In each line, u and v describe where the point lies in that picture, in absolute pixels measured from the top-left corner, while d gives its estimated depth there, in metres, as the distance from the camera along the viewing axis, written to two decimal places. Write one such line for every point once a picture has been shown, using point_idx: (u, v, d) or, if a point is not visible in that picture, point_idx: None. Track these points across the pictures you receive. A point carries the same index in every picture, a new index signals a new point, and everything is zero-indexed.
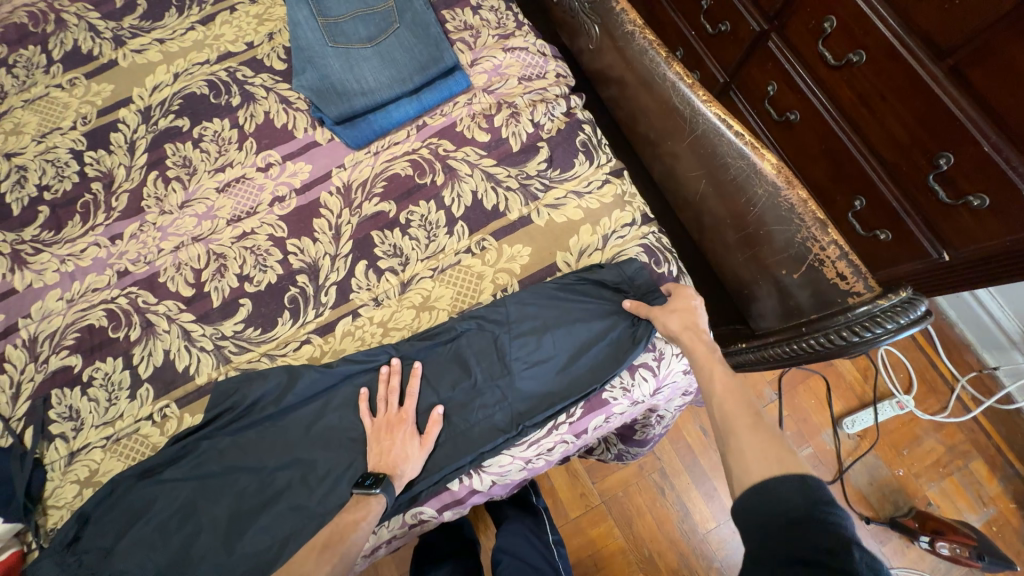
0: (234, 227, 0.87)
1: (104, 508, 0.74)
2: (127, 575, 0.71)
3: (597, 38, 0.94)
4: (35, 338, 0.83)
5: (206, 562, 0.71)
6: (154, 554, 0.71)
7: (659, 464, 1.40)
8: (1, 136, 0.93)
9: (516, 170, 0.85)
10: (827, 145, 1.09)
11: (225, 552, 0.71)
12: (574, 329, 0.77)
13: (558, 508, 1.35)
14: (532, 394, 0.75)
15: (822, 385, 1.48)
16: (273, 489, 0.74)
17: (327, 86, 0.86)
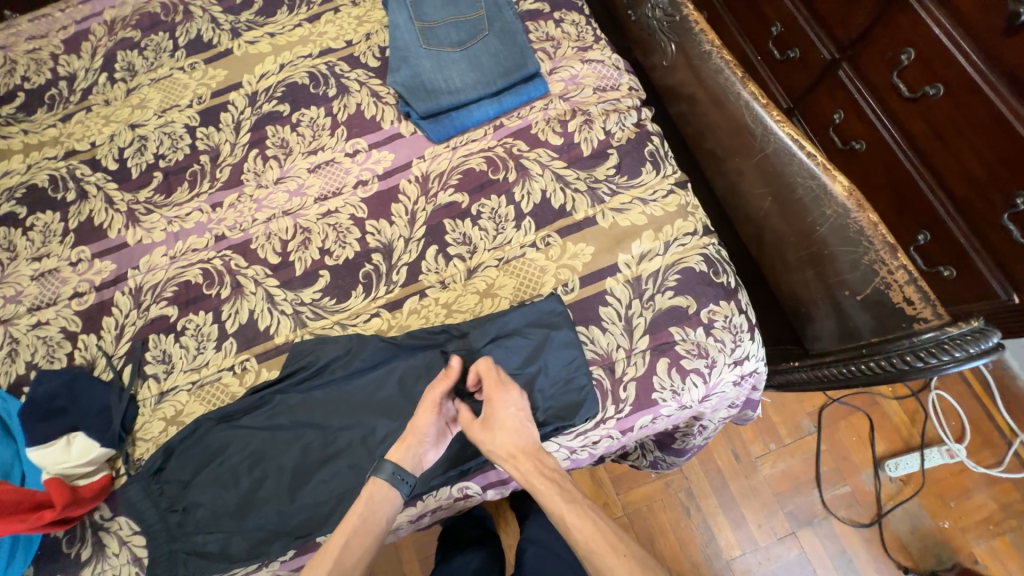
0: (320, 205, 0.95)
1: (186, 445, 0.81)
2: (201, 508, 0.78)
3: (672, 55, 0.98)
4: (140, 287, 0.93)
5: (270, 506, 0.77)
6: (226, 492, 0.78)
7: (687, 483, 1.39)
8: (130, 109, 1.05)
9: (586, 174, 0.89)
10: (892, 176, 1.08)
11: (288, 500, 0.78)
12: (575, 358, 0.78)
13: None
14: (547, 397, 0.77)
15: (865, 423, 1.43)
16: (336, 447, 0.79)
17: (418, 83, 0.94)
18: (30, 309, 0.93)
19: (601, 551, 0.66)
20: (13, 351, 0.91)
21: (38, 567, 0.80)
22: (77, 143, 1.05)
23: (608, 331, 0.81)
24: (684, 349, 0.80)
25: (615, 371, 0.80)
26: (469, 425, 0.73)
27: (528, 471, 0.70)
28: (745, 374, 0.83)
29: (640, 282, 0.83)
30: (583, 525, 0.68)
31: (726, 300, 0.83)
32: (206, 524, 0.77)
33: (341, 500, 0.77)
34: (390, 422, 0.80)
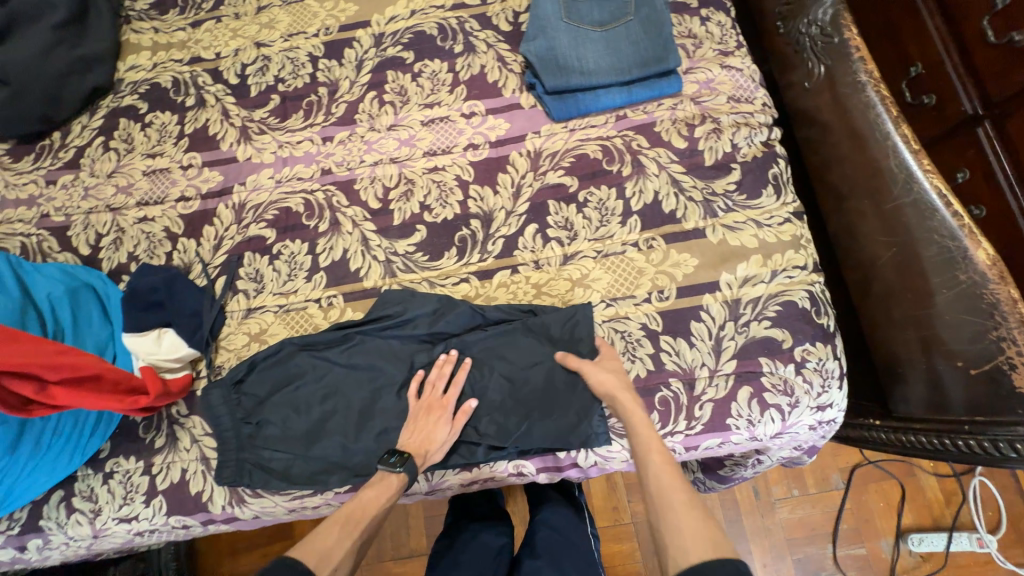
0: (428, 159, 0.95)
1: (268, 363, 0.83)
2: (269, 426, 0.81)
3: (817, 78, 0.93)
4: (243, 204, 0.95)
5: (336, 438, 0.80)
6: (296, 416, 0.81)
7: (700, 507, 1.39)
8: (258, 28, 1.06)
9: (704, 184, 0.87)
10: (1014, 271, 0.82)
11: (353, 437, 0.80)
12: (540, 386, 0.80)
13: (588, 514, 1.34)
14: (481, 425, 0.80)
15: (895, 490, 1.39)
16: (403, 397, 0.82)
17: (552, 57, 0.91)
18: (138, 203, 0.97)
19: (671, 488, 0.63)
20: (117, 239, 0.95)
21: (114, 444, 0.85)
22: (203, 51, 1.07)
23: (695, 347, 0.80)
24: (769, 382, 0.78)
25: (693, 388, 0.79)
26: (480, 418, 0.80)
27: (624, 400, 0.73)
28: (823, 421, 0.81)
29: (738, 305, 0.81)
30: (657, 455, 0.67)
31: (822, 342, 0.80)
32: (273, 441, 0.80)
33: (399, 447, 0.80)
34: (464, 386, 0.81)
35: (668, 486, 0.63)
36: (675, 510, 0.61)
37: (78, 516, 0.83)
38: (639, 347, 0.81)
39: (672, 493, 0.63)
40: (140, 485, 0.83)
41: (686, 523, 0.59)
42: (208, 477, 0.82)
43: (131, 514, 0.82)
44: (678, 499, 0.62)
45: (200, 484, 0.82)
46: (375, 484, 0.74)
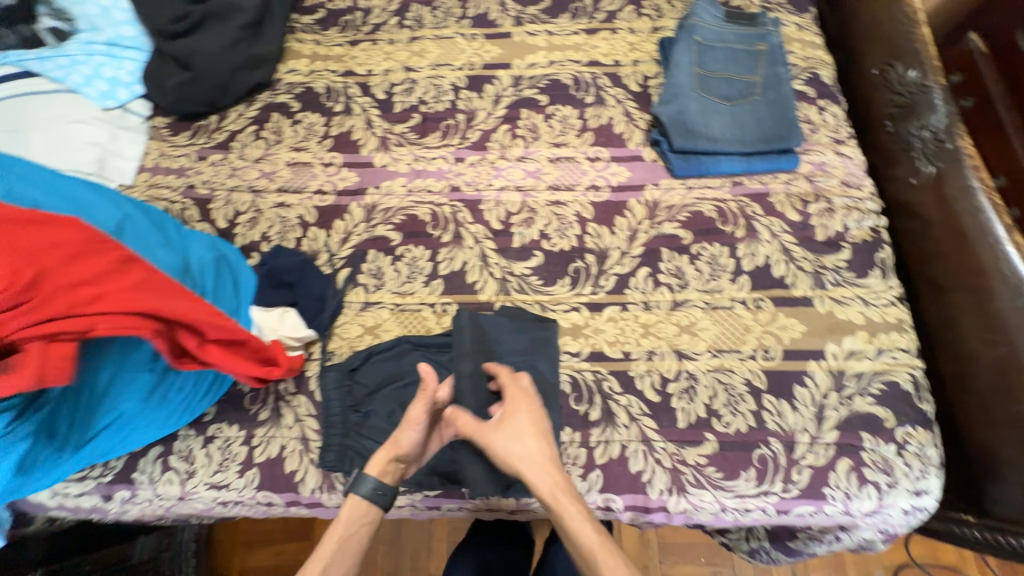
0: (551, 193, 1.02)
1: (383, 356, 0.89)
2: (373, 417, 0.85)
3: (925, 177, 0.99)
4: (374, 206, 1.03)
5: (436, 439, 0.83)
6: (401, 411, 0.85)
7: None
8: (409, 54, 1.18)
9: (815, 257, 0.92)
10: None
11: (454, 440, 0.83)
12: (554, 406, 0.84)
13: None
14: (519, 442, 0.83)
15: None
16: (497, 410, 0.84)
17: (682, 120, 1.00)
18: (278, 189, 1.05)
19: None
20: (254, 219, 1.02)
21: (219, 410, 0.86)
22: (357, 67, 1.19)
23: (798, 411, 0.82)
24: (870, 459, 0.79)
25: (793, 451, 0.80)
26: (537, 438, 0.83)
27: (543, 484, 0.67)
28: (919, 507, 0.80)
29: (843, 377, 0.83)
30: (600, 552, 0.64)
31: (924, 428, 0.81)
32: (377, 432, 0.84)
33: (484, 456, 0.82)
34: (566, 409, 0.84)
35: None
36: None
37: (172, 475, 0.83)
38: (741, 402, 0.83)
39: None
40: (238, 454, 0.84)
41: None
42: (304, 458, 0.84)
43: (223, 481, 0.83)
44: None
45: (295, 464, 0.84)
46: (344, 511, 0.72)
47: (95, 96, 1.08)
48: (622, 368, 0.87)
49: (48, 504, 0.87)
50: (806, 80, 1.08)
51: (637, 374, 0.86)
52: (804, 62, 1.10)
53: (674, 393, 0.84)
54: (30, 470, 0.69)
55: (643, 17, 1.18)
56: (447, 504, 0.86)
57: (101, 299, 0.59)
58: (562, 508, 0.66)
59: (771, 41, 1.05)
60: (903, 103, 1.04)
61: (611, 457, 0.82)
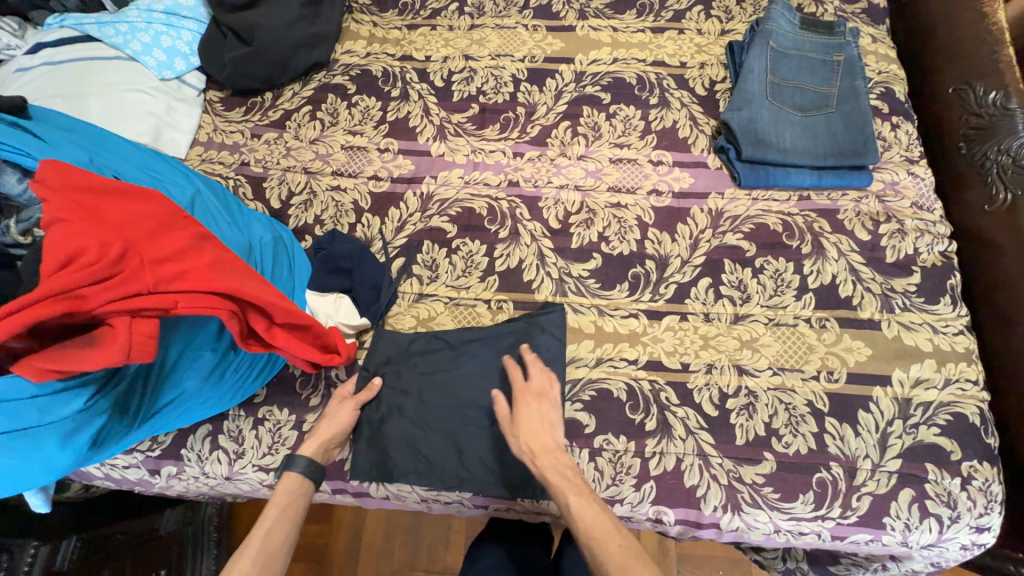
0: (612, 194, 1.00)
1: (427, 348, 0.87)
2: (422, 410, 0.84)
3: (999, 203, 0.95)
4: (430, 196, 1.01)
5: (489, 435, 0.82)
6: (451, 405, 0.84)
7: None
8: (469, 42, 1.16)
9: (883, 279, 0.89)
10: None
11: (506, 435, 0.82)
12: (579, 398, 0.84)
13: None
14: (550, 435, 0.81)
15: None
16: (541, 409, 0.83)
17: (752, 128, 0.98)
18: (333, 173, 1.04)
19: (619, 551, 0.65)
20: (308, 201, 1.01)
21: (269, 393, 0.86)
22: (415, 52, 1.16)
23: (860, 436, 0.80)
24: (932, 491, 0.78)
25: (853, 477, 0.79)
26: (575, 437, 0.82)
27: (548, 472, 0.73)
28: (977, 543, 0.78)
29: (909, 406, 0.82)
30: (591, 520, 0.68)
31: (990, 463, 0.79)
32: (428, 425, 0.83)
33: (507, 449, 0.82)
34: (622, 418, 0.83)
35: (607, 548, 0.66)
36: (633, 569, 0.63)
37: (220, 455, 0.83)
38: (802, 423, 0.81)
39: (613, 553, 0.65)
40: (287, 439, 0.83)
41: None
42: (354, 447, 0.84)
43: (271, 464, 0.83)
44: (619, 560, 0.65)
45: (345, 453, 0.84)
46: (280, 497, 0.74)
47: (153, 66, 1.06)
48: (680, 379, 0.85)
49: (96, 473, 0.87)
50: (880, 94, 1.05)
51: (695, 387, 0.84)
52: (878, 76, 1.07)
53: (733, 408, 0.83)
54: (100, 445, 0.67)
55: (712, 18, 1.14)
56: (495, 505, 0.84)
57: (183, 276, 0.58)
58: (561, 487, 0.71)
59: (849, 52, 1.01)
60: (982, 125, 1.01)
61: (665, 469, 0.80)
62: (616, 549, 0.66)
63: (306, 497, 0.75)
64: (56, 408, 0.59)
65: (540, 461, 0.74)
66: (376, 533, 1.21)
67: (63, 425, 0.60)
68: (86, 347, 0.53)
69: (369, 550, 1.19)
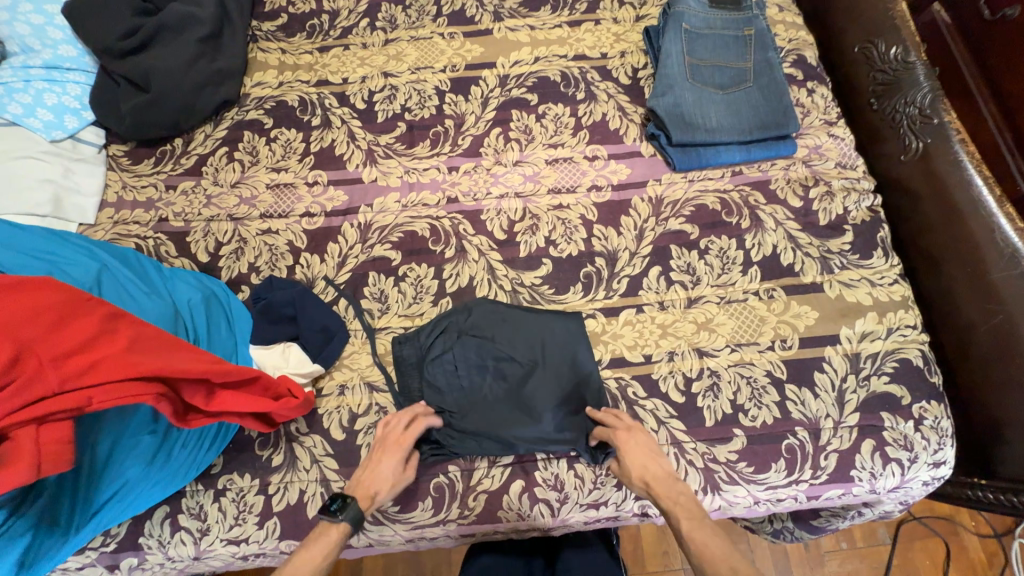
0: (553, 197, 0.99)
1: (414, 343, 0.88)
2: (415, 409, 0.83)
3: (913, 153, 1.00)
4: (369, 225, 0.97)
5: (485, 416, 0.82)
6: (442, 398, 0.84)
7: (749, 555, 1.19)
8: (386, 58, 1.12)
9: (820, 242, 0.93)
10: None
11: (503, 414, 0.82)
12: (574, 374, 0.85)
13: (634, 556, 1.18)
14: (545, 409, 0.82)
15: (941, 548, 1.20)
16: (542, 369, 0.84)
17: (678, 113, 0.99)
18: (262, 215, 0.98)
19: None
20: (239, 249, 0.95)
21: (226, 460, 0.80)
22: (331, 75, 1.11)
23: (819, 397, 0.83)
24: (891, 437, 0.82)
25: (819, 438, 0.82)
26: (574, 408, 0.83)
27: (660, 499, 0.71)
28: (937, 477, 0.83)
29: (859, 359, 0.85)
30: (708, 550, 0.64)
31: (937, 401, 0.84)
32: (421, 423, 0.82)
33: (534, 413, 0.81)
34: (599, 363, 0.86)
35: (710, 546, 0.64)
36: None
37: (183, 536, 0.77)
38: (765, 394, 0.84)
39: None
40: (255, 505, 0.78)
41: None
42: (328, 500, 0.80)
43: (241, 536, 0.77)
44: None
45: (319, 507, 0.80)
46: (314, 539, 0.69)
47: (39, 127, 0.97)
48: (645, 371, 0.86)
49: None
50: (793, 62, 1.08)
51: (660, 376, 0.85)
52: (788, 44, 1.10)
53: (699, 391, 0.84)
54: (32, 564, 0.64)
55: (625, 5, 1.15)
56: (483, 530, 0.81)
57: (94, 367, 0.53)
58: (676, 511, 0.69)
59: (757, 25, 1.03)
60: (888, 81, 1.05)
61: None
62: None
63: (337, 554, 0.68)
64: None
65: (654, 490, 0.72)
66: (375, 569, 1.16)
67: None
68: None
69: None
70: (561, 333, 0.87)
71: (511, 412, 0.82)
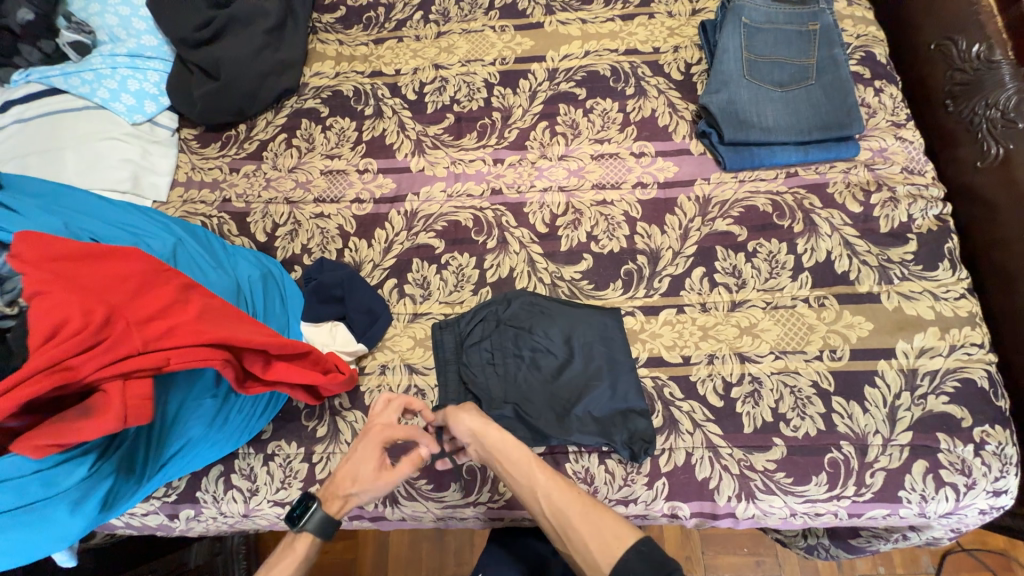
0: (597, 192, 0.98)
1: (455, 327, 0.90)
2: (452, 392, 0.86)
3: (992, 160, 0.93)
4: (415, 213, 1.00)
5: (518, 404, 0.83)
6: (478, 383, 0.86)
7: (779, 570, 1.16)
8: (437, 51, 1.14)
9: (879, 250, 0.88)
10: None
11: (536, 404, 0.83)
12: (610, 369, 0.85)
13: None
14: (579, 402, 0.83)
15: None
16: (577, 363, 0.85)
17: (732, 110, 0.96)
18: (316, 200, 1.03)
19: (592, 511, 0.63)
20: (293, 231, 1.00)
21: (276, 427, 0.85)
22: (384, 66, 1.14)
23: (869, 412, 0.80)
24: (946, 460, 0.77)
25: (865, 454, 0.78)
26: (607, 402, 0.83)
27: (499, 446, 0.71)
28: (996, 507, 0.78)
29: (915, 375, 0.81)
30: (547, 480, 0.67)
31: (1002, 426, 0.78)
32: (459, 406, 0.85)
33: (567, 405, 0.83)
34: (637, 361, 0.86)
35: (549, 490, 0.66)
36: (598, 521, 0.62)
37: (235, 494, 0.82)
38: (809, 404, 0.81)
39: (574, 509, 0.64)
40: (299, 472, 0.83)
41: (610, 529, 0.61)
42: None
43: (286, 499, 0.82)
44: (579, 514, 0.63)
45: None
46: (284, 552, 0.67)
47: (123, 111, 1.06)
48: (682, 373, 0.85)
49: (116, 524, 0.87)
50: (860, 59, 1.02)
51: (698, 379, 0.84)
52: (856, 40, 1.04)
53: (738, 397, 0.82)
54: (112, 505, 0.70)
55: None
56: (511, 515, 0.83)
57: (170, 332, 0.58)
58: (512, 457, 0.69)
59: (823, 20, 0.98)
60: (967, 80, 0.98)
61: (676, 464, 0.80)
62: (576, 505, 0.64)
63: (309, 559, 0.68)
64: (60, 479, 0.62)
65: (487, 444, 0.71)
66: (402, 546, 1.20)
67: (69, 493, 0.63)
68: (82, 418, 0.53)
69: (396, 563, 1.19)
70: (599, 327, 0.87)
71: (544, 403, 0.83)
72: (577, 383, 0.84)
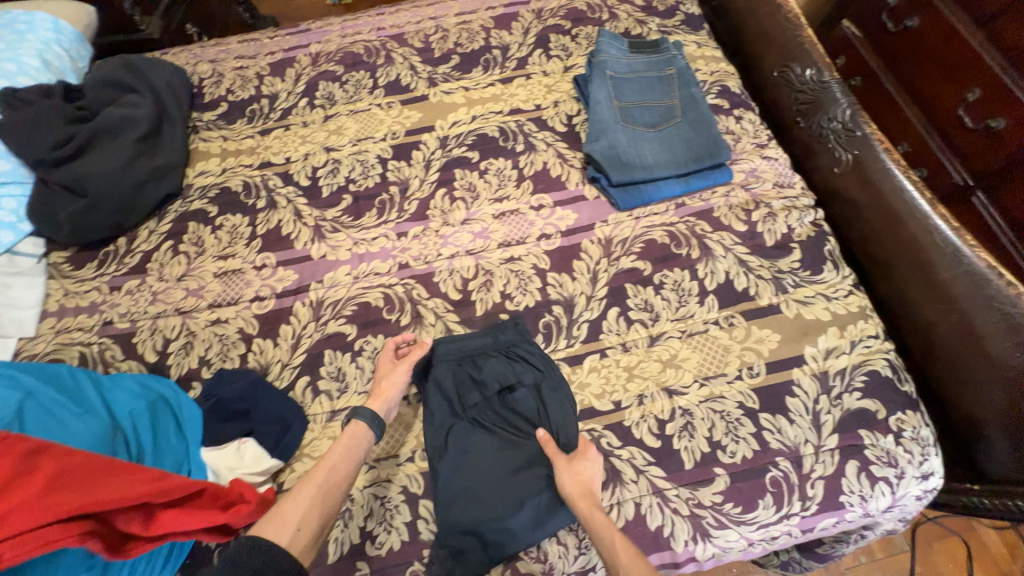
0: (504, 250, 0.99)
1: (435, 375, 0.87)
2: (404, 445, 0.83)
3: (846, 165, 1.04)
4: (321, 301, 0.95)
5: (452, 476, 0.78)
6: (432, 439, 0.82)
7: None
8: (327, 134, 1.14)
9: (770, 263, 0.94)
10: None
11: (470, 482, 0.77)
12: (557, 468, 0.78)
13: None
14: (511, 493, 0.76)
15: (961, 550, 1.15)
16: (528, 451, 0.80)
17: (614, 155, 1.01)
18: (210, 305, 0.96)
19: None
20: (187, 344, 0.92)
21: None
22: (273, 156, 1.12)
23: (795, 423, 0.81)
24: (874, 455, 0.79)
25: (802, 466, 0.79)
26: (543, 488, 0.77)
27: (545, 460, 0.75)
28: (930, 489, 0.80)
29: (828, 378, 0.84)
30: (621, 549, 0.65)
31: (913, 410, 0.82)
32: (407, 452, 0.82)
33: (494, 501, 0.76)
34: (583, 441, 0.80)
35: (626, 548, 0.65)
36: None
37: None
38: (740, 427, 0.81)
39: None
40: None
41: None
42: None
43: None
44: None
45: None
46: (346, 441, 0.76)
47: None
48: (616, 420, 0.83)
49: None
50: (718, 93, 1.13)
51: (632, 423, 0.83)
52: (712, 77, 1.15)
53: (673, 433, 0.81)
54: None
55: (553, 58, 1.20)
56: None
57: (4, 519, 0.50)
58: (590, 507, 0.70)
59: (677, 65, 1.08)
60: (809, 99, 1.11)
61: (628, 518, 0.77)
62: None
63: (359, 447, 0.77)
64: None
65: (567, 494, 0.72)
66: None
67: None
68: None
69: None
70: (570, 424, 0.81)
71: (476, 493, 0.76)
72: (523, 470, 0.78)
